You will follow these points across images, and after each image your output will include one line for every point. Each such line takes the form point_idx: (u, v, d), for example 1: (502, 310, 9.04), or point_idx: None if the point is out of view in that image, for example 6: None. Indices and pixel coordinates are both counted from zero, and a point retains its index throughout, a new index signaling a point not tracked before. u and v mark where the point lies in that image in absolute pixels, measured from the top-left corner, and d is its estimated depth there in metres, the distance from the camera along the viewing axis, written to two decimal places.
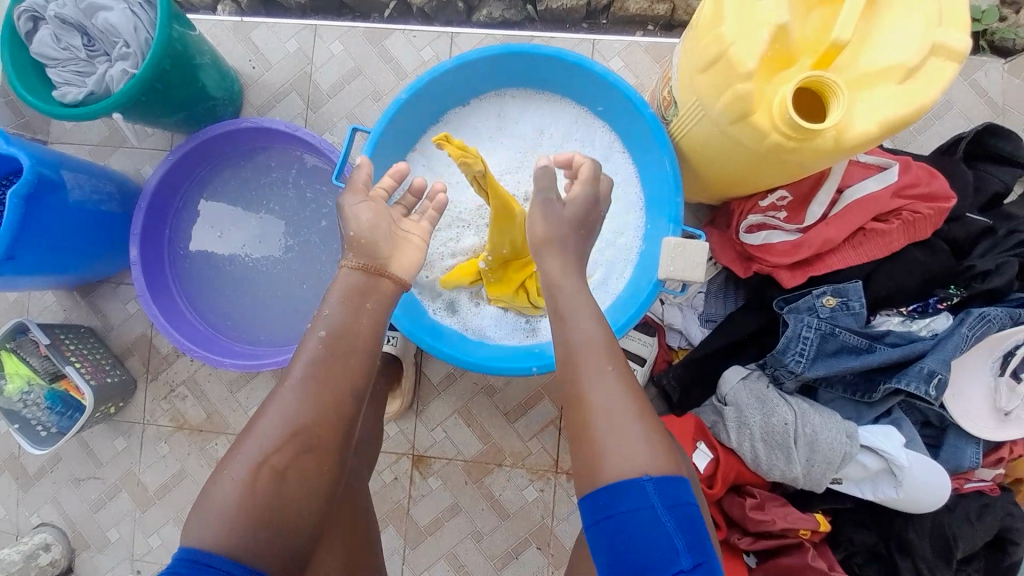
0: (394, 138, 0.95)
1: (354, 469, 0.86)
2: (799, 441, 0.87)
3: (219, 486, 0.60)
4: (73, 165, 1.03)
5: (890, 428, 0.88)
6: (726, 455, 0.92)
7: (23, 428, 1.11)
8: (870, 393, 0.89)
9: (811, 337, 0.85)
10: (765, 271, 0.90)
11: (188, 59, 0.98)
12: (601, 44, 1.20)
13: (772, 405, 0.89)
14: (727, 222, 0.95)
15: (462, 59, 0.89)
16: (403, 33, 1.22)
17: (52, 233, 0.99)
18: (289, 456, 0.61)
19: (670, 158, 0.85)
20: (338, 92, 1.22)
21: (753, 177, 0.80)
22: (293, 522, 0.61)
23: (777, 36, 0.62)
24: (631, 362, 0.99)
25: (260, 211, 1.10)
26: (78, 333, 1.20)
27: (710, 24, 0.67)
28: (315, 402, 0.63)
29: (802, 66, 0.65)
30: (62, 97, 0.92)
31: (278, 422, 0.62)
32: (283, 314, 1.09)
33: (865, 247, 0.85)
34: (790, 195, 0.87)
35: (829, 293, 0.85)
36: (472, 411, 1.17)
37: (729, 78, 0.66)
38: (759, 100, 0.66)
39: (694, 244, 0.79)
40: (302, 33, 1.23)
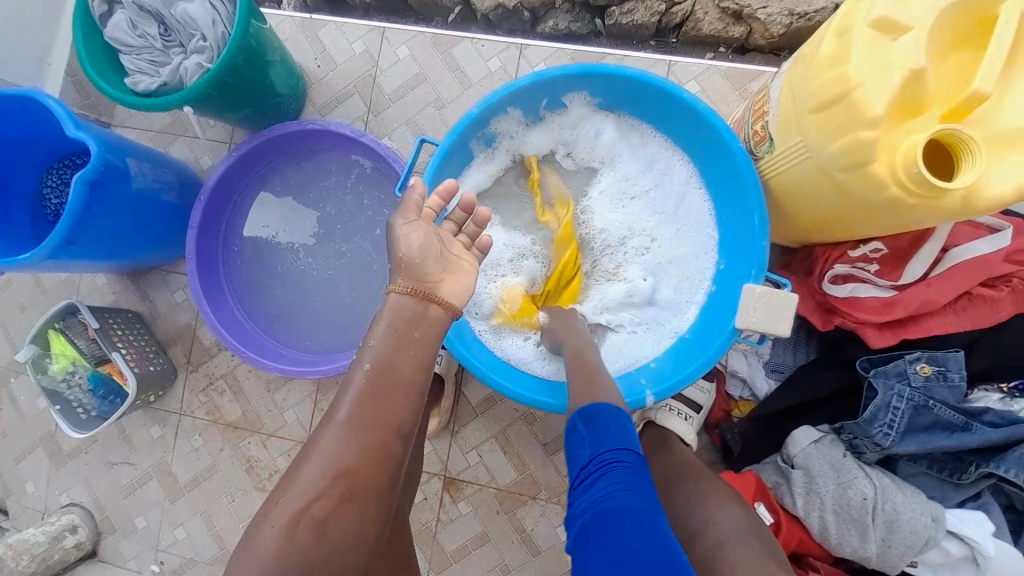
0: (461, 152, 0.91)
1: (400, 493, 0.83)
2: (877, 519, 0.79)
3: (264, 520, 0.55)
4: (137, 153, 1.03)
5: (980, 515, 0.79)
6: (788, 522, 0.85)
7: (63, 410, 1.11)
8: (959, 473, 0.82)
9: (902, 408, 0.79)
10: (849, 326, 0.83)
11: (260, 55, 0.96)
12: (676, 66, 1.15)
13: (848, 475, 0.82)
14: (807, 268, 0.88)
15: (540, 76, 0.84)
16: (470, 40, 1.19)
17: (111, 220, 0.99)
18: (333, 502, 0.55)
19: (759, 199, 0.79)
20: (400, 97, 1.19)
21: (851, 228, 0.73)
22: (333, 573, 0.54)
23: (909, 82, 0.56)
24: (686, 407, 0.93)
25: (315, 213, 1.08)
26: (125, 318, 1.20)
27: (830, 62, 0.61)
28: (364, 436, 0.57)
29: (932, 116, 0.59)
30: (133, 85, 0.92)
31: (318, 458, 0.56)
32: (330, 319, 1.07)
33: (969, 313, 0.77)
34: (886, 247, 0.79)
35: (924, 361, 0.78)
36: (509, 437, 1.13)
37: (849, 123, 0.60)
38: (881, 149, 0.59)
39: (784, 296, 0.73)
40: (369, 35, 1.21)
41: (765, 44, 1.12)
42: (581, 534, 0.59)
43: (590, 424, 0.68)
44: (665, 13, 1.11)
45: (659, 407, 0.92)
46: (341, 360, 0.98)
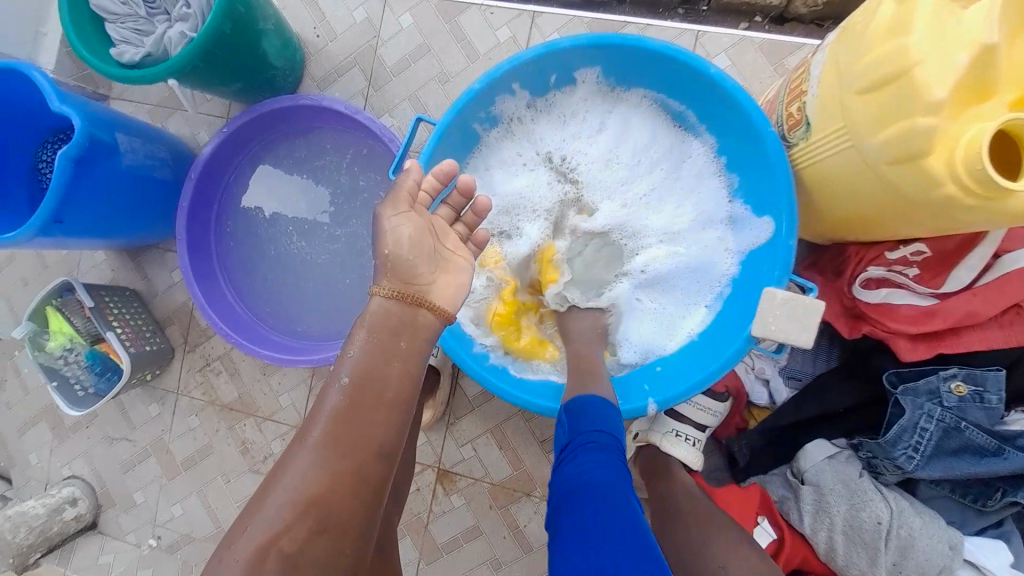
0: (460, 133, 0.84)
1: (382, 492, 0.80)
2: (889, 543, 0.74)
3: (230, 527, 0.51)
4: (128, 127, 0.99)
5: (1000, 544, 0.74)
6: (792, 538, 0.82)
7: (59, 386, 1.10)
8: (986, 501, 0.75)
9: (931, 428, 0.72)
10: (878, 335, 0.75)
11: (251, 23, 0.90)
12: (705, 36, 1.04)
13: (863, 497, 0.76)
14: (836, 269, 0.79)
15: (552, 48, 0.76)
16: (480, 8, 1.10)
17: (103, 198, 0.95)
18: (304, 526, 0.49)
19: (789, 192, 0.70)
20: (402, 70, 1.12)
21: (893, 228, 0.64)
22: None
23: (981, 60, 0.47)
24: (694, 431, 0.87)
25: (310, 194, 1.03)
26: (123, 296, 1.18)
27: (884, 36, 0.52)
28: (334, 443, 0.52)
29: (1002, 101, 0.50)
30: (119, 56, 0.87)
31: (290, 472, 0.51)
32: (323, 307, 1.02)
33: (1016, 327, 0.69)
34: (929, 251, 0.71)
35: (959, 378, 0.71)
36: (506, 432, 1.08)
37: (901, 110, 0.51)
38: (937, 140, 0.51)
39: (809, 303, 0.66)
40: (371, 2, 1.13)
41: (808, 13, 1.00)
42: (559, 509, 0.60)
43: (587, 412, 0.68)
44: None
45: (666, 433, 0.87)
46: (334, 350, 0.94)
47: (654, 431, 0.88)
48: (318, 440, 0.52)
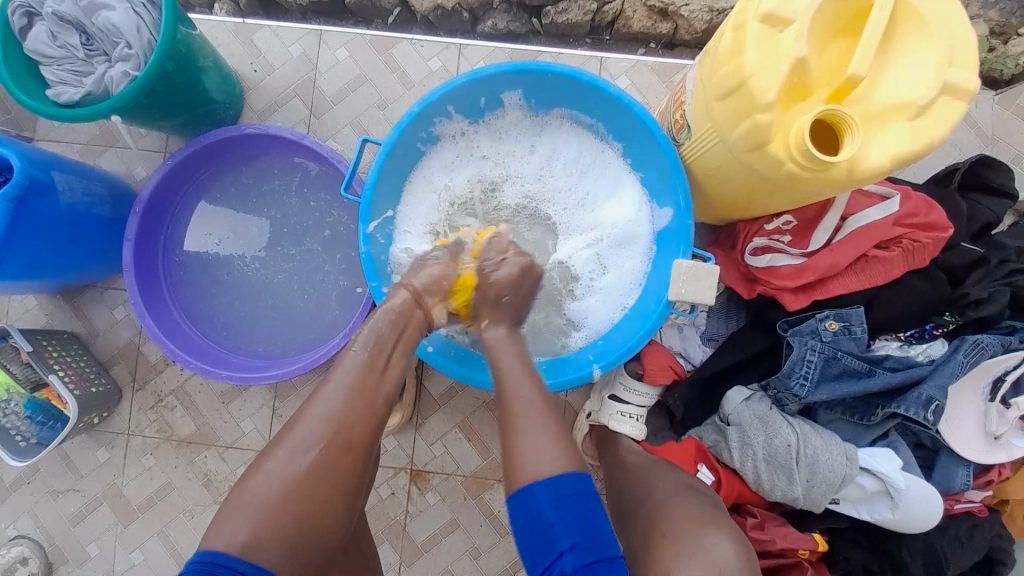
0: (404, 151, 0.94)
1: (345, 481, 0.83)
2: (800, 462, 0.88)
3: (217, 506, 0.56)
4: (65, 166, 0.99)
5: (889, 451, 0.91)
6: (726, 476, 0.94)
7: (1, 439, 1.04)
8: (869, 416, 0.91)
9: (815, 360, 0.87)
10: (769, 292, 0.92)
11: (190, 60, 0.95)
12: (608, 62, 1.21)
13: (775, 426, 0.91)
14: (731, 243, 0.96)
15: (478, 75, 0.88)
16: (410, 42, 1.21)
17: (42, 237, 0.94)
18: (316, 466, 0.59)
19: (682, 182, 0.86)
20: (343, 99, 1.20)
21: (762, 202, 0.80)
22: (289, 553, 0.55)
23: (795, 68, 0.64)
24: (638, 410, 0.99)
25: (261, 219, 1.07)
26: (61, 339, 1.14)
27: (730, 53, 0.68)
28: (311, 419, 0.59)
29: (818, 97, 0.67)
30: (57, 96, 0.88)
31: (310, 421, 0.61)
32: (284, 326, 1.06)
33: (866, 273, 0.87)
34: (795, 220, 0.89)
35: (831, 318, 0.87)
36: (472, 424, 1.16)
37: (748, 108, 0.67)
38: (776, 129, 0.67)
39: (706, 267, 0.80)
40: (306, 38, 1.21)
41: (691, 39, 1.20)
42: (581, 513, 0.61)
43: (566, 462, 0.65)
44: (597, 12, 1.17)
45: (611, 415, 0.99)
46: (298, 364, 0.98)
47: (601, 414, 1.00)
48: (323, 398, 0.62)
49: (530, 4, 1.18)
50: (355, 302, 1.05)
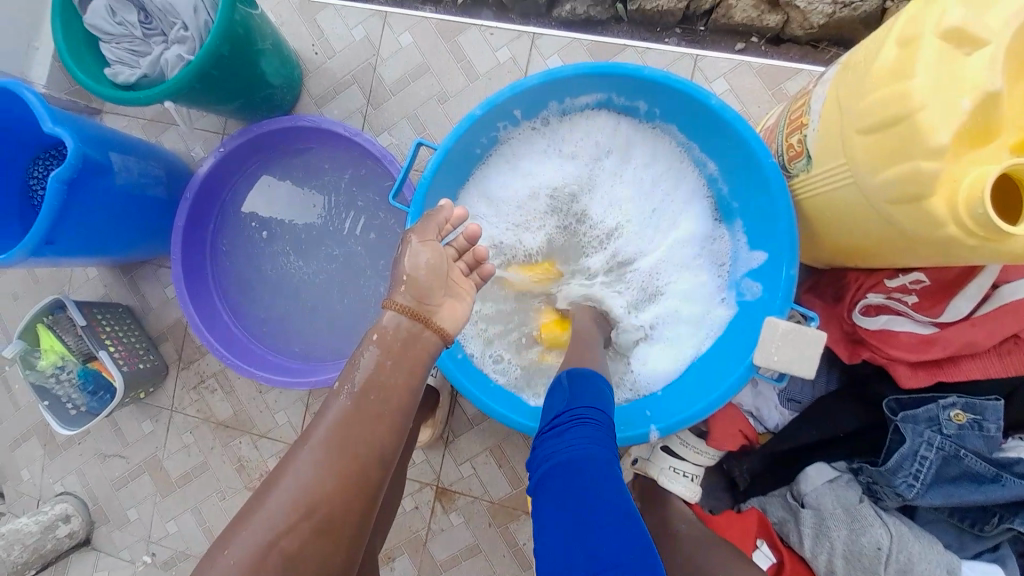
0: (461, 156, 0.84)
1: None
2: (890, 569, 0.74)
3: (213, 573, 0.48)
4: (121, 145, 0.97)
5: (1003, 572, 0.74)
6: (793, 562, 0.80)
7: (51, 405, 1.08)
8: (981, 525, 0.76)
9: (931, 457, 0.72)
10: (878, 361, 0.76)
11: (248, 43, 0.89)
12: (704, 60, 1.05)
13: (863, 522, 0.76)
14: (835, 293, 0.80)
15: (554, 75, 0.76)
16: (480, 29, 1.10)
17: (97, 218, 0.93)
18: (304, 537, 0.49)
19: (791, 225, 0.70)
20: (402, 89, 1.11)
21: (892, 259, 0.65)
22: None
23: (983, 104, 0.48)
24: (696, 470, 0.86)
25: (309, 214, 1.02)
26: (115, 312, 1.16)
27: (888, 76, 0.53)
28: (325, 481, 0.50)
29: (1004, 144, 0.51)
30: (114, 75, 0.85)
31: (298, 472, 0.51)
32: (323, 328, 1.02)
33: (1015, 357, 0.69)
34: (928, 279, 0.72)
35: (958, 407, 0.71)
36: (505, 450, 1.08)
37: (904, 151, 0.52)
38: (940, 180, 0.51)
39: (811, 332, 0.66)
40: (371, 19, 1.12)
41: (804, 35, 1.02)
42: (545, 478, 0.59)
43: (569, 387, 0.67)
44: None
45: (664, 470, 0.87)
46: (332, 372, 0.93)
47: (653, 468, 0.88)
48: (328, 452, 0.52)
49: None
50: None
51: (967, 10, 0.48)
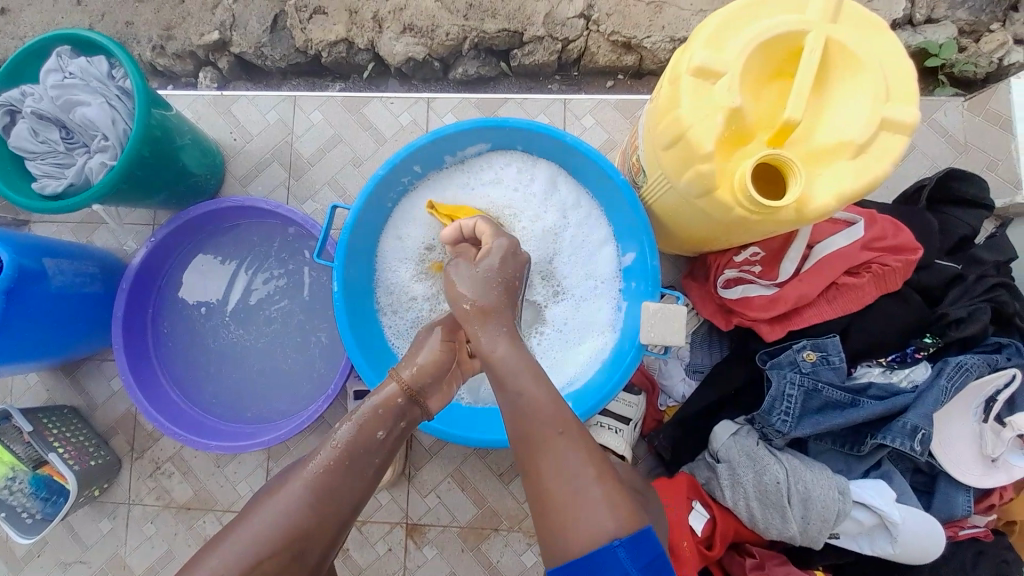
0: (374, 211, 0.96)
1: None
2: (793, 499, 0.86)
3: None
4: (53, 250, 1.02)
5: (881, 483, 0.88)
6: (722, 514, 0.92)
7: (8, 516, 1.07)
8: (858, 446, 0.89)
9: (795, 394, 0.86)
10: (745, 324, 0.92)
11: (167, 141, 0.99)
12: (572, 103, 1.22)
13: (763, 463, 0.88)
14: (705, 274, 0.98)
15: (438, 134, 0.91)
16: (381, 99, 1.25)
17: (31, 322, 0.98)
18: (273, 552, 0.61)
19: (646, 227, 0.87)
20: (319, 159, 1.24)
21: (724, 240, 0.81)
22: None
23: (732, 118, 0.65)
24: (616, 422, 1.00)
25: (244, 285, 1.09)
26: (61, 415, 1.17)
27: (668, 106, 0.69)
28: None
29: (759, 142, 0.68)
30: (40, 189, 0.93)
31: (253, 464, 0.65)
32: (271, 389, 1.07)
33: (839, 301, 0.86)
34: (762, 251, 0.89)
35: (808, 348, 0.86)
36: (465, 473, 1.16)
37: (690, 159, 0.68)
38: (721, 176, 0.68)
39: (672, 310, 0.81)
40: (282, 104, 1.26)
41: (658, 68, 1.24)
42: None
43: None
44: (563, 50, 1.22)
45: (591, 425, 0.99)
46: (282, 429, 0.99)
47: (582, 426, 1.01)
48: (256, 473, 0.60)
49: (497, 49, 1.24)
50: (338, 359, 1.07)
51: (706, 52, 0.66)
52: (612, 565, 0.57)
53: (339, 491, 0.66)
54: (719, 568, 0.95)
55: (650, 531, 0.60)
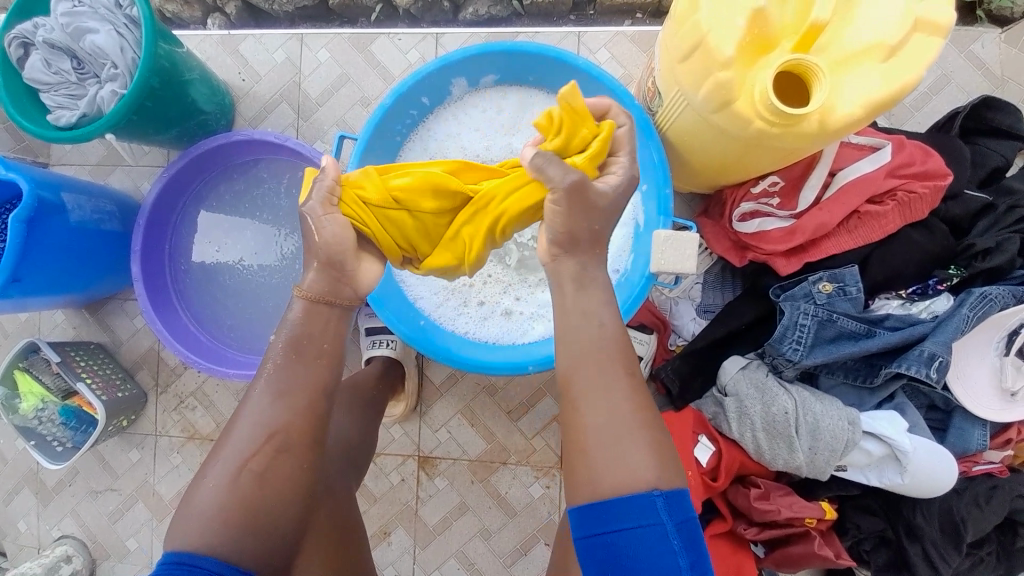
0: (382, 142, 0.94)
1: (338, 466, 0.84)
2: (801, 429, 0.86)
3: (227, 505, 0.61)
4: (73, 187, 1.03)
5: (894, 414, 0.87)
6: (727, 447, 0.91)
7: (39, 444, 1.13)
8: (871, 378, 0.89)
9: (808, 324, 0.86)
10: (760, 259, 0.90)
11: (176, 75, 0.98)
12: (585, 36, 1.18)
13: (771, 393, 0.88)
14: (720, 211, 0.94)
15: (446, 60, 0.89)
16: (388, 36, 1.22)
17: (53, 254, 1.00)
18: (265, 476, 0.61)
19: (659, 155, 0.84)
20: (327, 99, 1.22)
21: (745, 165, 0.78)
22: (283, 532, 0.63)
23: (755, 20, 0.62)
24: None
25: (255, 222, 1.11)
26: (87, 350, 1.22)
27: (687, 13, 0.66)
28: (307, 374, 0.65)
29: (783, 49, 0.64)
30: (55, 120, 0.93)
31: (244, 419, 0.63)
32: (281, 320, 1.10)
33: (860, 230, 0.85)
34: (782, 180, 0.86)
35: (824, 280, 0.85)
36: (475, 410, 1.17)
37: (708, 68, 0.65)
38: (740, 88, 0.65)
39: (687, 236, 0.80)
40: (288, 43, 1.23)
41: None
42: (617, 557, 0.55)
43: (665, 512, 0.55)
44: None
45: None
46: None
47: None
48: (281, 396, 0.64)
49: None
50: None
51: None
52: (645, 515, 0.54)
53: (327, 401, 0.66)
54: (723, 501, 0.95)
55: (687, 494, 0.57)
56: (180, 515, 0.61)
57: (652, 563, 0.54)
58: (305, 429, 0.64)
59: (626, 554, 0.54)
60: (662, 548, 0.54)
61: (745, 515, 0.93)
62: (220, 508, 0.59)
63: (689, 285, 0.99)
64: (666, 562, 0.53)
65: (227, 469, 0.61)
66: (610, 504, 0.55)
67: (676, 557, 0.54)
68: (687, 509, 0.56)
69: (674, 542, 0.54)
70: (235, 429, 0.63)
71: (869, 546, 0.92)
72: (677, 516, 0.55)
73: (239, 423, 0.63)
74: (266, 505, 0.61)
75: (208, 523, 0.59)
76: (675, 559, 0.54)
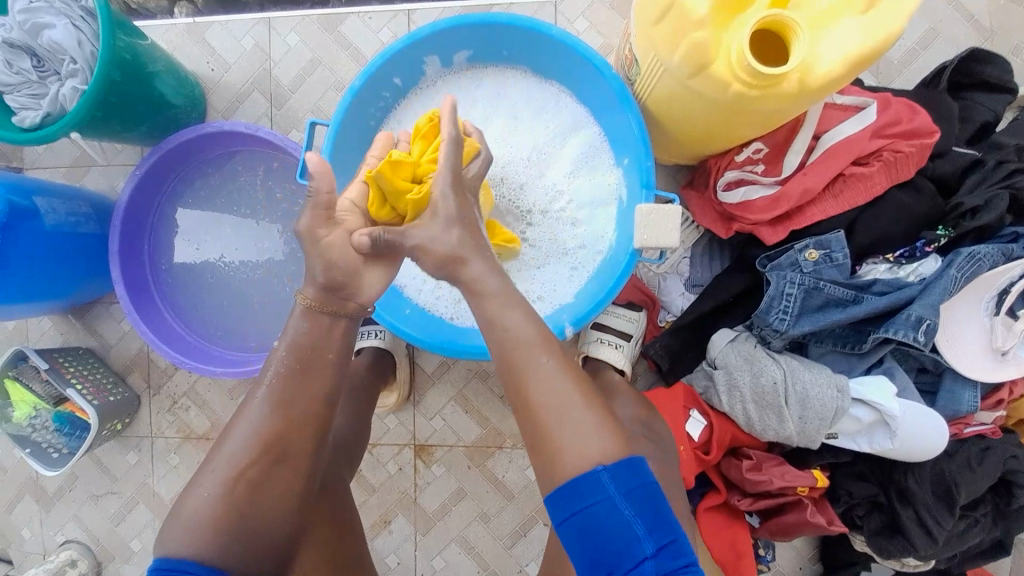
0: (355, 126, 0.92)
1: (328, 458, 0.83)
2: (790, 399, 0.86)
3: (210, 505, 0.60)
4: (46, 190, 1.01)
5: (883, 379, 0.86)
6: (718, 420, 0.91)
7: (34, 452, 1.13)
8: (860, 344, 0.88)
9: (794, 293, 0.85)
10: (746, 229, 0.88)
11: (140, 68, 0.95)
12: (562, 6, 1.14)
13: (760, 364, 0.88)
14: (705, 181, 0.92)
15: (414, 37, 0.86)
16: (359, 16, 1.18)
17: (30, 260, 0.98)
18: (250, 467, 0.61)
19: (640, 126, 0.82)
20: (300, 86, 1.19)
21: (727, 132, 0.76)
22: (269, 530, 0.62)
23: None
24: (617, 338, 0.98)
25: (233, 217, 1.09)
26: (76, 355, 1.21)
27: None
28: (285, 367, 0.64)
29: (759, 6, 0.62)
30: (20, 121, 0.91)
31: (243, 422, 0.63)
32: (266, 315, 1.09)
33: (845, 194, 0.83)
34: (766, 147, 0.83)
35: (811, 246, 0.84)
36: (468, 396, 1.17)
37: (682, 31, 0.63)
38: (715, 49, 0.63)
39: (666, 210, 0.78)
40: (256, 28, 1.19)
41: None
42: (584, 540, 0.54)
43: (611, 482, 0.54)
44: None
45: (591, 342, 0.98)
46: None
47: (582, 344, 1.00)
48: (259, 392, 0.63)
49: None
50: None
51: None
52: (596, 489, 0.54)
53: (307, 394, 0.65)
54: (716, 474, 0.95)
55: (640, 460, 0.57)
56: (164, 515, 0.60)
57: (614, 537, 0.53)
58: (285, 422, 0.63)
59: (587, 534, 0.54)
60: (619, 519, 0.53)
61: (738, 486, 0.93)
62: (209, 515, 0.59)
63: (676, 260, 0.97)
64: (620, 532, 0.53)
65: (215, 470, 0.61)
66: (569, 482, 0.55)
67: (632, 527, 0.53)
68: (639, 476, 0.55)
69: (625, 511, 0.53)
70: (235, 430, 0.63)
71: (862, 512, 0.92)
72: (624, 484, 0.54)
73: (236, 427, 0.63)
74: (252, 501, 0.61)
75: (192, 527, 0.58)
76: (631, 527, 0.53)
